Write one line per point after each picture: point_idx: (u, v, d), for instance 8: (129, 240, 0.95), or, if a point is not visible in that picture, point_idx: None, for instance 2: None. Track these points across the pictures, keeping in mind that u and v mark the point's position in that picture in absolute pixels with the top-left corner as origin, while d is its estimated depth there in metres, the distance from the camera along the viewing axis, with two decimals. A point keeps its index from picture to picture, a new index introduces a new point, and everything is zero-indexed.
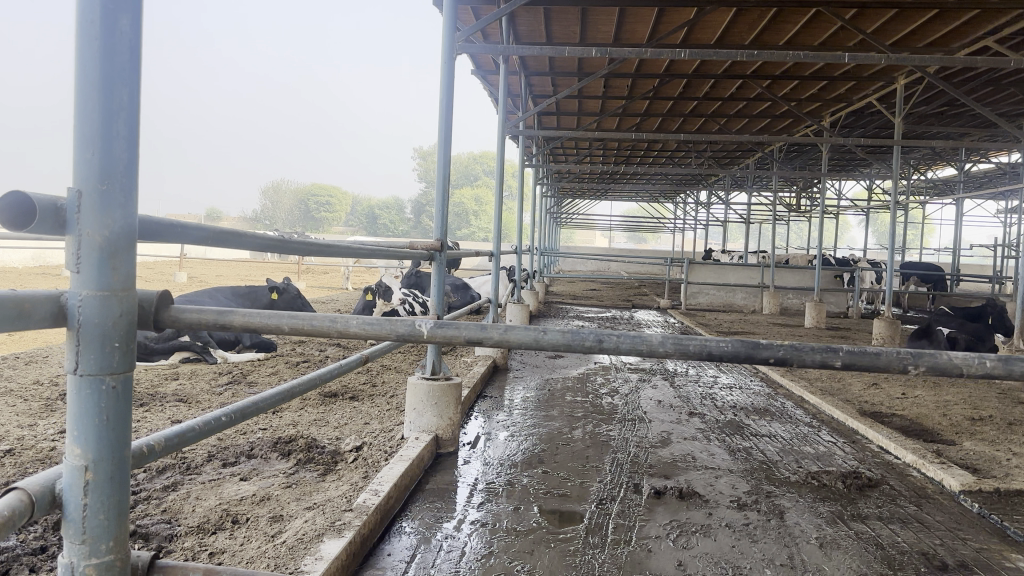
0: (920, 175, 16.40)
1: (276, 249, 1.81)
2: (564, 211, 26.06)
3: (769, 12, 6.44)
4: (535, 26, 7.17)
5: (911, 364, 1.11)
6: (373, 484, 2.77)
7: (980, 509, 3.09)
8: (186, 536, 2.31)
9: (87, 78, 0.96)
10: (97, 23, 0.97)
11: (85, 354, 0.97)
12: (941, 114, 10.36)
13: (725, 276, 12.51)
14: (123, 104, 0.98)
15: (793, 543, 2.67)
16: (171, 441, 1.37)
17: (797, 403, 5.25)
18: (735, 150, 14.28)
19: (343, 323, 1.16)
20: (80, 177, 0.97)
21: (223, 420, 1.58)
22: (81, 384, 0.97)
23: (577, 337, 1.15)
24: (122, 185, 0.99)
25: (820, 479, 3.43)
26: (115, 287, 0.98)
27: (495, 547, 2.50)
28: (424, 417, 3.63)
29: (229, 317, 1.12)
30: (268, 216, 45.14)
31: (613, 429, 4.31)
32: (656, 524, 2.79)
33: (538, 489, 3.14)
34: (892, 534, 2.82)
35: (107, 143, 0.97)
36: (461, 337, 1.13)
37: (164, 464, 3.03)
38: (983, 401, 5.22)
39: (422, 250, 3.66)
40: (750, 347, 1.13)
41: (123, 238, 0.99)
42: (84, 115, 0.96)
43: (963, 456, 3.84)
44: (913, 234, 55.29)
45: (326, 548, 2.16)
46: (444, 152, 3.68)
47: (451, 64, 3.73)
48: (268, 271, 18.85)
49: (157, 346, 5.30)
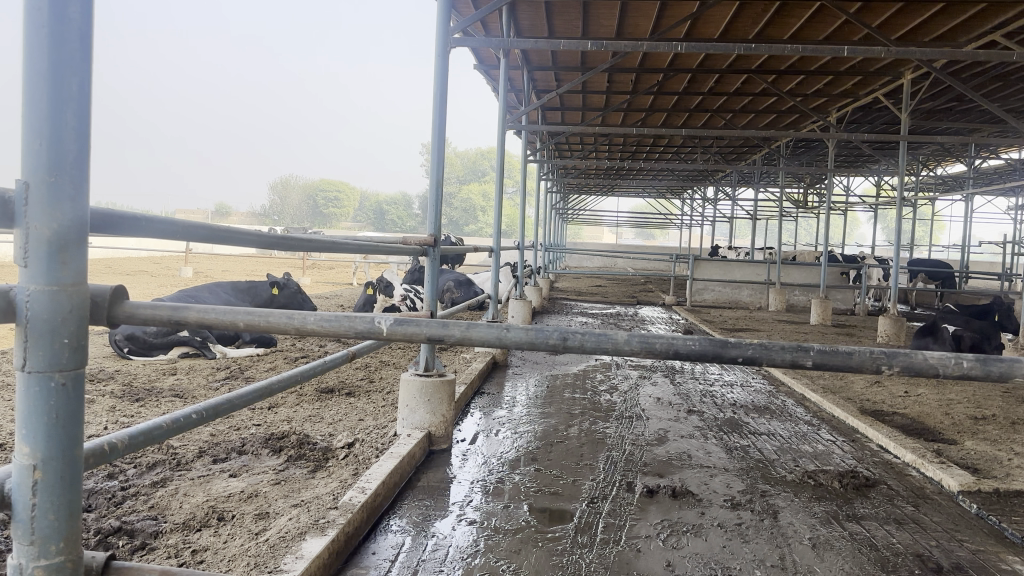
0: (929, 172, 16.25)
1: (267, 246, 1.81)
2: (572, 207, 25.99)
3: (773, 6, 6.37)
4: (536, 20, 7.14)
5: (885, 365, 1.08)
6: (362, 481, 2.76)
7: (978, 510, 3.04)
8: (171, 533, 2.30)
9: (35, 67, 0.93)
10: (45, 9, 0.94)
11: (33, 350, 0.95)
12: (950, 110, 10.24)
13: (731, 273, 12.44)
14: (72, 93, 0.95)
15: (785, 543, 2.64)
16: (135, 439, 1.34)
17: (798, 401, 5.19)
18: (742, 145, 14.19)
19: (301, 319, 1.15)
20: (27, 169, 0.94)
21: (194, 418, 1.56)
22: (30, 381, 0.95)
23: (541, 335, 1.13)
24: (72, 176, 0.96)
25: (816, 479, 3.39)
26: (64, 283, 0.96)
27: (483, 546, 2.48)
28: (417, 414, 3.60)
29: (184, 313, 1.10)
30: (277, 212, 45.26)
31: (610, 426, 4.29)
32: (647, 523, 2.76)
33: (530, 487, 3.12)
34: (887, 535, 2.78)
35: (56, 136, 0.94)
36: (421, 334, 1.12)
37: (155, 460, 3.01)
38: (987, 400, 5.15)
39: (415, 245, 3.62)
40: (719, 346, 1.11)
41: (73, 231, 0.96)
42: (30, 105, 0.93)
43: (963, 456, 3.79)
44: (922, 232, 54.88)
45: (307, 547, 2.14)
46: (439, 147, 3.66)
47: (445, 58, 3.69)
48: (275, 266, 18.89)
49: (156, 341, 5.29)
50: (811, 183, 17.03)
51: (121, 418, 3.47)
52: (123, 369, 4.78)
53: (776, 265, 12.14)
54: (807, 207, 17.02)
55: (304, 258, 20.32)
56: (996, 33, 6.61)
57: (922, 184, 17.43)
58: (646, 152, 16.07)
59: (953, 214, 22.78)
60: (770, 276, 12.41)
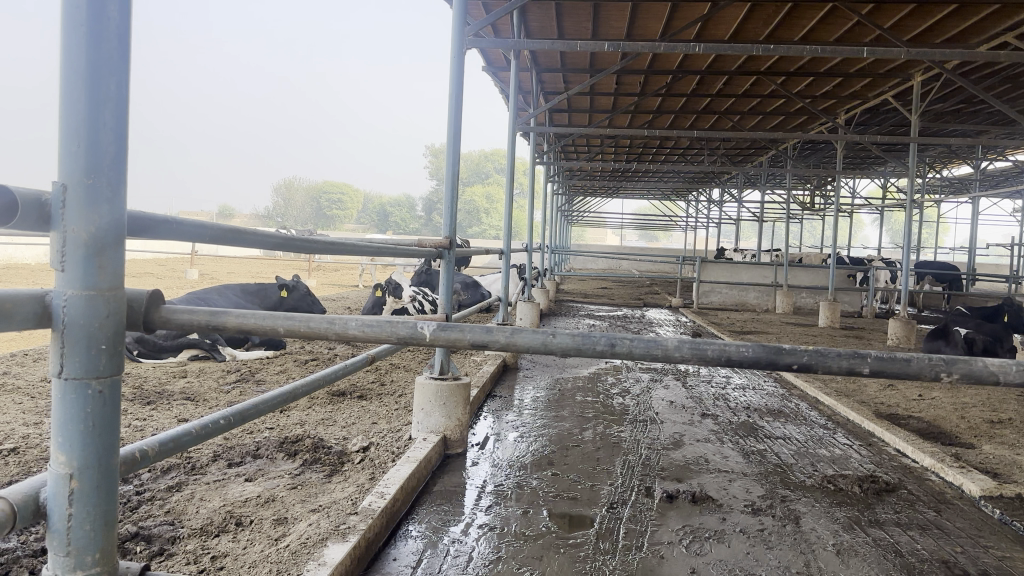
0: (936, 174, 16.15)
1: (283, 248, 1.77)
2: (576, 209, 25.94)
3: (785, 7, 6.33)
4: (546, 21, 7.11)
5: (944, 372, 1.05)
6: (379, 486, 2.73)
7: (1001, 515, 2.99)
8: (189, 538, 2.28)
9: (73, 68, 0.90)
10: (83, 9, 0.90)
11: (70, 356, 0.92)
12: (959, 111, 10.17)
13: (738, 275, 12.37)
14: (110, 94, 0.92)
15: (810, 550, 2.59)
16: (164, 445, 1.31)
17: (811, 405, 5.13)
18: (748, 147, 14.13)
19: (342, 325, 1.12)
20: (64, 171, 0.91)
21: (221, 423, 1.53)
22: (65, 389, 0.92)
23: (589, 340, 1.10)
24: (110, 178, 0.93)
25: (837, 484, 3.35)
26: (101, 288, 0.93)
27: (504, 553, 2.45)
28: (433, 418, 3.57)
29: (222, 318, 1.08)
30: (281, 213, 45.35)
31: (624, 430, 4.25)
32: (668, 530, 2.72)
33: (548, 492, 3.08)
34: (911, 541, 2.73)
35: (94, 136, 0.91)
36: (465, 340, 1.10)
37: (169, 464, 2.99)
38: (1002, 404, 5.08)
39: (430, 247, 3.59)
40: (773, 353, 1.08)
41: (110, 234, 0.93)
42: (68, 106, 0.90)
43: (982, 460, 3.75)
44: (925, 234, 54.61)
45: (330, 553, 2.11)
46: (454, 150, 3.63)
47: (460, 61, 3.67)
48: (281, 268, 18.87)
49: (166, 343, 5.30)
50: (817, 185, 16.97)
51: (134, 421, 3.46)
52: (133, 371, 4.77)
53: (783, 267, 12.07)
54: (813, 209, 16.97)
55: (310, 261, 20.42)
56: (1009, 34, 6.56)
57: (930, 186, 17.34)
58: (653, 153, 15.99)
59: (959, 217, 22.61)
60: (778, 278, 12.32)
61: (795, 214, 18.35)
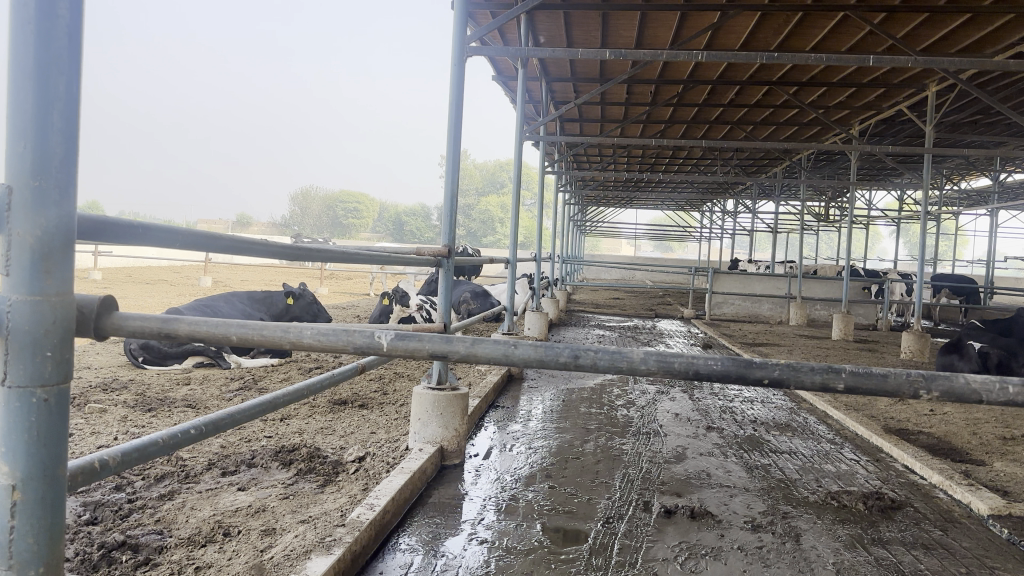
0: (953, 186, 15.89)
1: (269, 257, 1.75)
2: (589, 220, 25.89)
3: (796, 16, 6.30)
4: (555, 30, 7.16)
5: (923, 389, 1.02)
6: (370, 497, 2.70)
7: (1010, 535, 2.89)
8: (175, 548, 2.26)
9: (21, 66, 0.89)
10: (31, 6, 0.89)
11: (14, 363, 0.90)
12: (974, 122, 10.03)
13: (751, 286, 12.22)
14: (60, 94, 0.90)
15: (808, 569, 2.52)
16: (129, 455, 1.29)
17: (820, 419, 5.02)
18: (762, 158, 14.04)
19: (297, 333, 1.11)
20: (10, 172, 0.89)
21: (192, 433, 1.52)
22: (11, 397, 0.90)
23: (551, 352, 1.07)
24: (58, 180, 0.90)
25: (841, 500, 3.26)
26: (47, 293, 0.91)
27: (493, 567, 2.41)
28: (429, 427, 3.53)
29: (174, 325, 1.07)
30: (296, 223, 45.64)
31: (627, 442, 4.19)
32: (664, 545, 2.66)
33: (544, 506, 3.03)
34: (915, 561, 2.65)
35: (42, 135, 0.89)
36: (423, 350, 1.07)
37: (163, 472, 2.98)
38: (1015, 420, 4.96)
39: (429, 256, 3.55)
40: (743, 367, 1.06)
41: (57, 238, 0.91)
42: (15, 107, 0.88)
43: (992, 478, 3.64)
44: (946, 247, 53.85)
45: (313, 566, 2.08)
46: (454, 157, 3.61)
47: (462, 68, 3.66)
48: (294, 278, 18.95)
49: (171, 351, 5.32)
50: (833, 197, 16.78)
51: (132, 428, 3.46)
52: (137, 378, 4.79)
53: (797, 279, 11.91)
54: (828, 221, 16.78)
55: (322, 269, 20.55)
56: None
57: (946, 198, 17.13)
58: (666, 163, 15.91)
59: (978, 229, 22.27)
60: (792, 289, 12.16)
61: (810, 226, 18.13)
